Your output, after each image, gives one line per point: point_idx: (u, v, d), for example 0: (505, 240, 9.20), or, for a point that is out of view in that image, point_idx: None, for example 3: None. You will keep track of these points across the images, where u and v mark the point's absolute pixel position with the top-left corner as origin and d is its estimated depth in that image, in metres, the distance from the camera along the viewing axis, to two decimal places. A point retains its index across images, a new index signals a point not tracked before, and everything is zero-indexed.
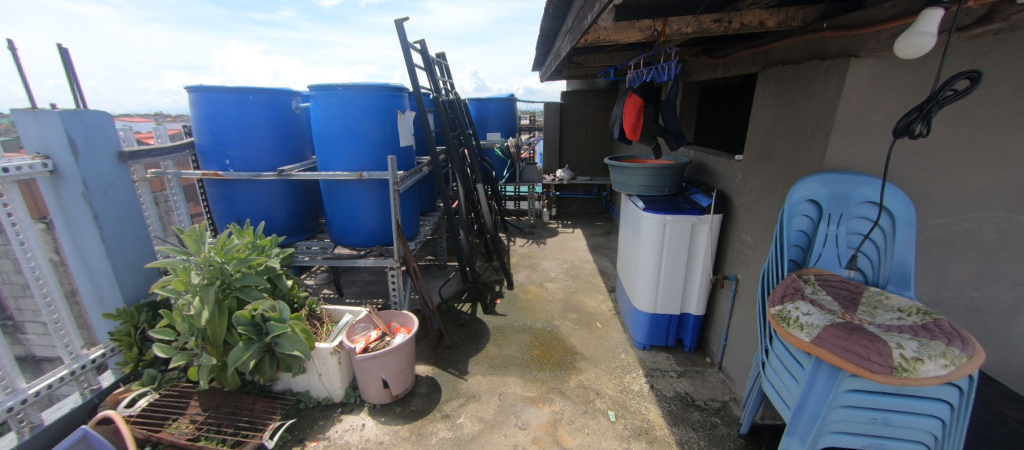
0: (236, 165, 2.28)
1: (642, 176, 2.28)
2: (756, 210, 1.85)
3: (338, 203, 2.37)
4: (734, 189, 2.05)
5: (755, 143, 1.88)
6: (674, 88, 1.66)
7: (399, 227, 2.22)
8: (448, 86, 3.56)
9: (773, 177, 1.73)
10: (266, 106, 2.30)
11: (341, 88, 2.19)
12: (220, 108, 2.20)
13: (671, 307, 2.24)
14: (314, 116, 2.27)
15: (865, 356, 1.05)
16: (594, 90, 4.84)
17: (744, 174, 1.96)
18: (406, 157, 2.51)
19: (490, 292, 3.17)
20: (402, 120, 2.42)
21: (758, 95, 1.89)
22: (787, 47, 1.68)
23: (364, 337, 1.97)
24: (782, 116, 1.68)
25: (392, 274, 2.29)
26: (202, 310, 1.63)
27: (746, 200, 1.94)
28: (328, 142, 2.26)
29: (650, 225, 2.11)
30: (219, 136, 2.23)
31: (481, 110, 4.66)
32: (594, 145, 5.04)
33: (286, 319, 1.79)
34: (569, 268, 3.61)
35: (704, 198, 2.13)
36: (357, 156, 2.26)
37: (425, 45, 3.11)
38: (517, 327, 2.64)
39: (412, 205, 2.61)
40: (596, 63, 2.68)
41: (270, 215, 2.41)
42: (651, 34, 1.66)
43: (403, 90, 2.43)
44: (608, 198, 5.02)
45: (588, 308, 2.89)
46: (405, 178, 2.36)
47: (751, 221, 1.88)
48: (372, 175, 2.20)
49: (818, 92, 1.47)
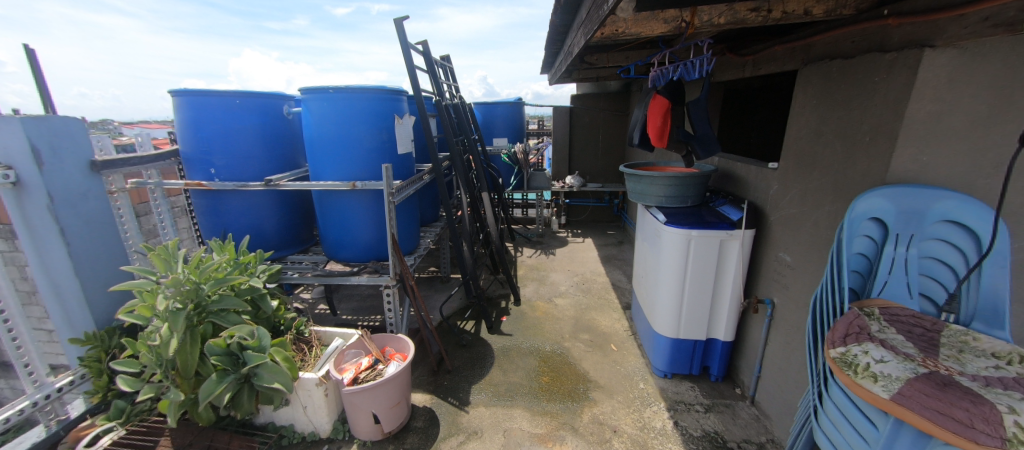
0: (222, 174, 2.11)
1: (661, 185, 2.07)
2: (797, 226, 1.63)
3: (331, 216, 2.19)
4: (768, 201, 1.83)
5: (794, 150, 1.66)
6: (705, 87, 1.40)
7: (394, 241, 2.02)
8: (452, 90, 3.40)
9: (819, 189, 1.51)
10: (253, 111, 2.14)
11: (333, 90, 2.01)
12: (205, 114, 2.05)
13: (696, 332, 2.01)
14: (306, 121, 2.10)
15: (967, 422, 0.82)
16: (605, 94, 4.63)
17: (782, 185, 1.73)
18: (405, 165, 2.32)
19: (496, 308, 2.96)
20: (400, 125, 2.24)
21: (797, 95, 1.67)
22: (835, 39, 1.47)
23: (353, 365, 1.78)
24: (831, 118, 1.46)
25: (388, 294, 2.09)
26: (170, 338, 1.45)
27: (785, 214, 1.71)
28: (320, 149, 2.09)
29: (673, 241, 1.90)
30: (204, 143, 2.07)
31: (488, 115, 4.48)
32: (605, 151, 4.82)
33: (266, 348, 1.60)
34: (579, 281, 3.39)
35: (733, 211, 1.90)
36: (351, 165, 2.09)
37: (428, 47, 2.94)
38: (524, 349, 2.42)
39: (412, 216, 2.42)
40: (610, 62, 2.52)
41: (260, 226, 2.24)
42: (677, 27, 1.45)
43: (401, 93, 2.25)
44: (620, 205, 4.78)
45: (601, 327, 2.66)
46: (403, 188, 2.18)
47: (792, 239, 1.66)
48: (366, 185, 2.02)
49: (879, 91, 1.26)
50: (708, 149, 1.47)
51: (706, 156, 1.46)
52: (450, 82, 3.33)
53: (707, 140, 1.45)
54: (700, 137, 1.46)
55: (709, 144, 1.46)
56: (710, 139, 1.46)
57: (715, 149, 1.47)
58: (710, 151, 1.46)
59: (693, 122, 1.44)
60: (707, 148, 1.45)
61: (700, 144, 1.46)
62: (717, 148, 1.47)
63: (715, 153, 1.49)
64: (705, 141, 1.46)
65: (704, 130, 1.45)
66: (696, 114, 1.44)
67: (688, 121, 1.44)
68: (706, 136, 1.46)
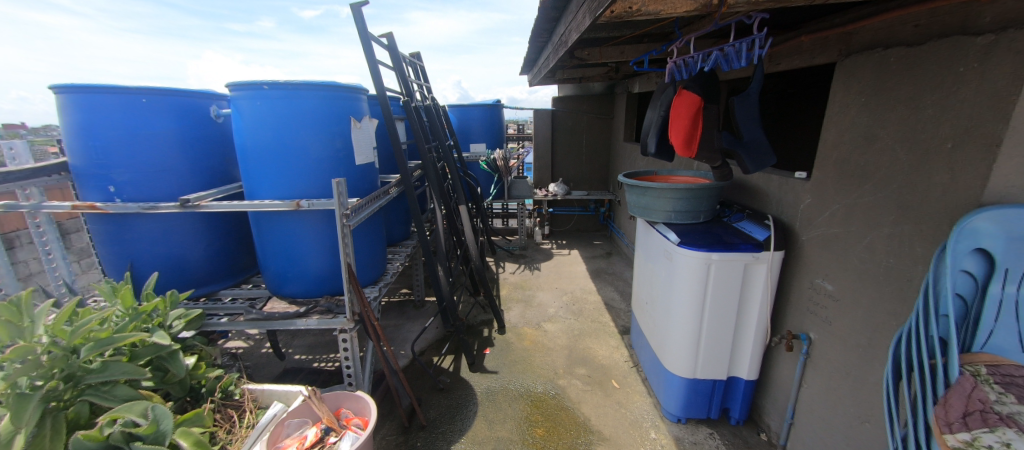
0: (125, 192, 1.66)
1: (669, 199, 1.78)
2: (841, 249, 1.36)
3: (272, 243, 1.76)
4: (798, 218, 1.56)
5: (834, 158, 1.39)
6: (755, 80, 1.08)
7: (351, 272, 1.62)
8: (423, 91, 3.02)
9: (874, 206, 1.24)
10: (168, 112, 1.70)
11: (267, 87, 1.60)
12: (100, 116, 1.59)
13: (715, 371, 1.71)
14: (236, 125, 1.68)
15: None
16: (589, 96, 4.37)
17: (818, 200, 1.46)
18: (366, 178, 1.92)
19: (477, 338, 2.60)
20: (359, 130, 1.85)
21: (835, 93, 1.40)
22: (888, 26, 1.21)
23: (297, 441, 1.37)
24: (890, 120, 1.19)
25: (344, 340, 1.68)
26: (12, 436, 1.03)
27: (824, 234, 1.43)
28: (255, 161, 1.67)
29: (689, 265, 1.61)
30: (99, 153, 1.61)
31: (463, 119, 4.07)
32: (589, 156, 4.56)
33: (165, 434, 1.16)
34: (569, 301, 3.07)
35: (757, 230, 1.62)
36: (295, 180, 1.68)
37: (393, 40, 2.57)
38: (512, 390, 2.07)
39: (376, 238, 2.01)
40: (603, 58, 2.28)
41: (182, 257, 1.79)
42: (705, 6, 1.13)
43: (360, 92, 1.86)
44: (607, 214, 4.53)
45: (598, 358, 2.35)
46: (363, 207, 1.78)
47: (834, 264, 1.39)
48: (315, 204, 1.61)
49: (969, 85, 0.99)
50: (760, 159, 1.17)
51: (759, 168, 1.15)
52: (421, 82, 2.95)
53: (757, 149, 1.14)
54: (748, 144, 1.14)
55: (760, 153, 1.15)
56: (761, 147, 1.16)
57: (767, 159, 1.17)
58: (763, 162, 1.16)
59: (739, 125, 1.12)
60: (760, 159, 1.14)
61: (748, 154, 1.14)
62: (770, 158, 1.16)
63: (766, 163, 1.18)
64: (755, 150, 1.14)
65: (753, 134, 1.13)
66: (742, 115, 1.11)
67: (733, 126, 1.11)
68: (757, 143, 1.14)
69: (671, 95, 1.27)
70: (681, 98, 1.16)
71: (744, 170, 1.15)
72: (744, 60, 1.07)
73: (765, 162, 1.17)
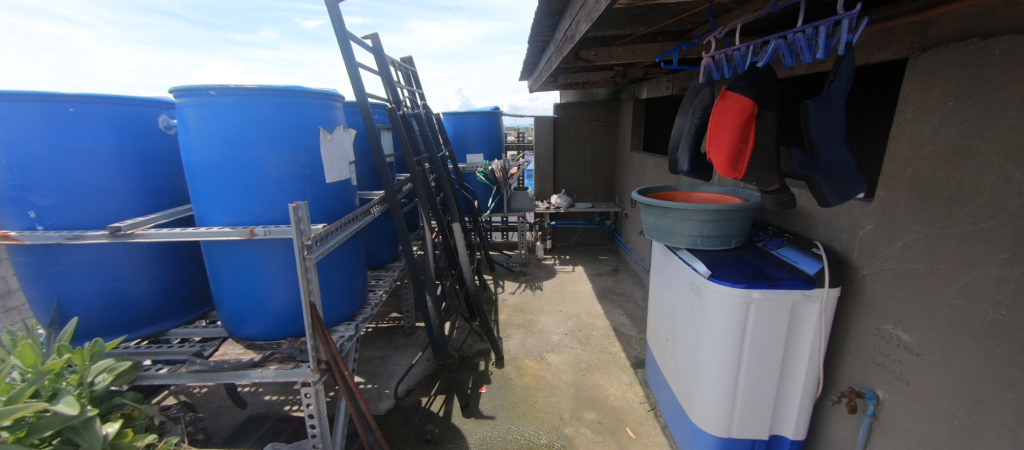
0: (50, 219, 1.38)
1: (696, 222, 1.51)
2: (923, 290, 1.08)
3: (225, 277, 1.48)
4: (857, 248, 1.28)
5: (908, 177, 1.12)
6: (836, 77, 0.87)
7: (314, 314, 1.34)
8: (414, 98, 2.77)
9: (973, 239, 0.97)
10: (104, 125, 1.44)
11: (214, 93, 1.33)
12: (15, 126, 1.31)
13: (756, 430, 1.42)
14: (183, 139, 1.41)
15: None
16: (592, 102, 4.11)
17: (885, 228, 1.19)
18: (340, 198, 1.65)
19: (473, 372, 2.32)
20: (331, 142, 1.58)
21: (908, 96, 1.13)
22: (988, 9, 0.94)
23: None
24: (995, 130, 0.92)
25: (309, 395, 1.40)
26: None
27: (895, 270, 1.16)
28: (205, 181, 1.40)
29: (724, 304, 1.33)
30: (16, 171, 1.32)
31: (459, 128, 3.77)
32: (594, 166, 4.30)
33: None
34: (575, 327, 2.79)
35: (806, 261, 1.34)
36: (252, 204, 1.40)
37: (378, 41, 2.31)
38: (511, 442, 1.78)
39: (353, 266, 1.74)
40: (613, 57, 2.03)
41: (125, 294, 1.50)
42: None
43: (333, 99, 1.60)
44: (613, 227, 4.26)
45: (610, 399, 2.07)
46: (335, 234, 1.51)
47: (910, 307, 1.12)
48: (272, 232, 1.34)
49: None
50: (844, 188, 0.91)
51: (841, 200, 0.90)
52: (411, 87, 2.70)
53: (837, 172, 0.90)
54: (826, 167, 0.90)
55: (841, 179, 0.90)
56: (846, 171, 0.91)
57: (854, 188, 0.91)
58: (849, 191, 0.91)
59: (814, 142, 0.88)
60: (844, 188, 0.90)
61: (827, 180, 0.90)
62: (858, 186, 0.90)
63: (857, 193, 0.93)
64: (834, 173, 0.90)
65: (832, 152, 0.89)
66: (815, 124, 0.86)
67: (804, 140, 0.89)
68: (837, 164, 0.90)
69: (712, 99, 1.02)
70: (731, 99, 0.91)
71: (821, 200, 0.92)
72: (822, 50, 0.84)
73: (851, 190, 0.92)
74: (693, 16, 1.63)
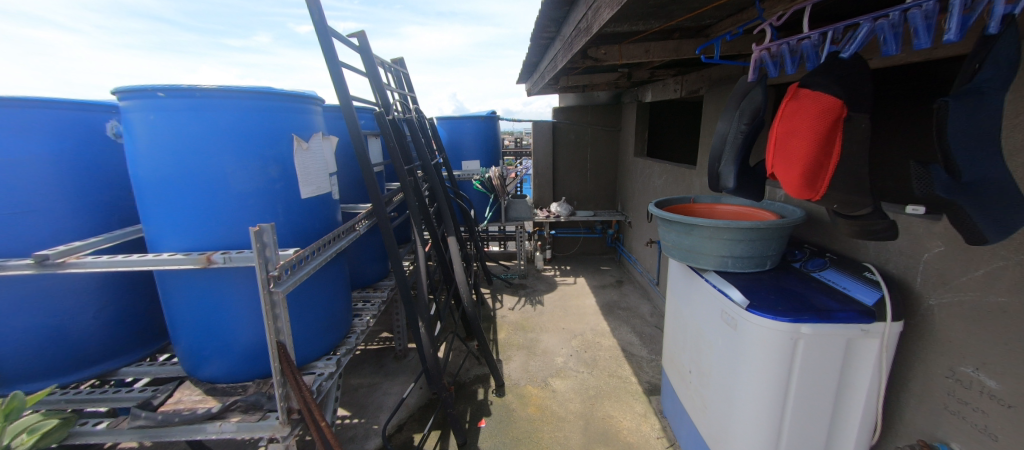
0: None
1: (726, 242, 1.32)
2: (1015, 329, 0.91)
3: (180, 310, 1.25)
4: (921, 274, 1.10)
5: None
6: (987, 64, 0.72)
7: (285, 355, 1.13)
8: (404, 101, 2.57)
9: None
10: (34, 133, 1.21)
11: (163, 94, 1.12)
12: None
13: None
14: (128, 149, 1.19)
15: None
16: (593, 106, 3.94)
17: (959, 252, 1.01)
18: (318, 216, 1.44)
19: (471, 402, 2.11)
20: (307, 152, 1.37)
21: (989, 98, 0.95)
22: None
23: None
24: None
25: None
26: None
27: (975, 303, 0.98)
28: (155, 198, 1.18)
29: (767, 338, 1.14)
30: None
31: (454, 133, 3.56)
32: (595, 172, 4.12)
33: None
34: (580, 347, 2.60)
35: (862, 288, 1.15)
36: (211, 225, 1.19)
37: (364, 39, 2.11)
38: None
39: (334, 291, 1.52)
40: (624, 56, 1.85)
41: (60, 333, 1.25)
42: None
43: (309, 102, 1.39)
44: (615, 236, 4.08)
45: (623, 432, 1.87)
46: (313, 259, 1.30)
47: (997, 349, 0.94)
48: (233, 259, 1.12)
49: None
50: (1004, 217, 0.74)
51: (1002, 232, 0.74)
52: (402, 90, 2.50)
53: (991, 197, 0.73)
54: (976, 191, 0.73)
55: (999, 207, 0.73)
56: (1011, 196, 0.73)
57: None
58: (1014, 225, 0.74)
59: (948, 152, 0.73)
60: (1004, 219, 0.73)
61: (981, 208, 0.73)
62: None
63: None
64: (989, 198, 0.73)
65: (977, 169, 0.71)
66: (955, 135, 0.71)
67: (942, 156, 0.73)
68: (987, 185, 0.73)
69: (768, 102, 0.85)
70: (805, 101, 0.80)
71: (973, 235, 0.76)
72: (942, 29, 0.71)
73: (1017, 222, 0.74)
74: (717, 9, 1.45)
